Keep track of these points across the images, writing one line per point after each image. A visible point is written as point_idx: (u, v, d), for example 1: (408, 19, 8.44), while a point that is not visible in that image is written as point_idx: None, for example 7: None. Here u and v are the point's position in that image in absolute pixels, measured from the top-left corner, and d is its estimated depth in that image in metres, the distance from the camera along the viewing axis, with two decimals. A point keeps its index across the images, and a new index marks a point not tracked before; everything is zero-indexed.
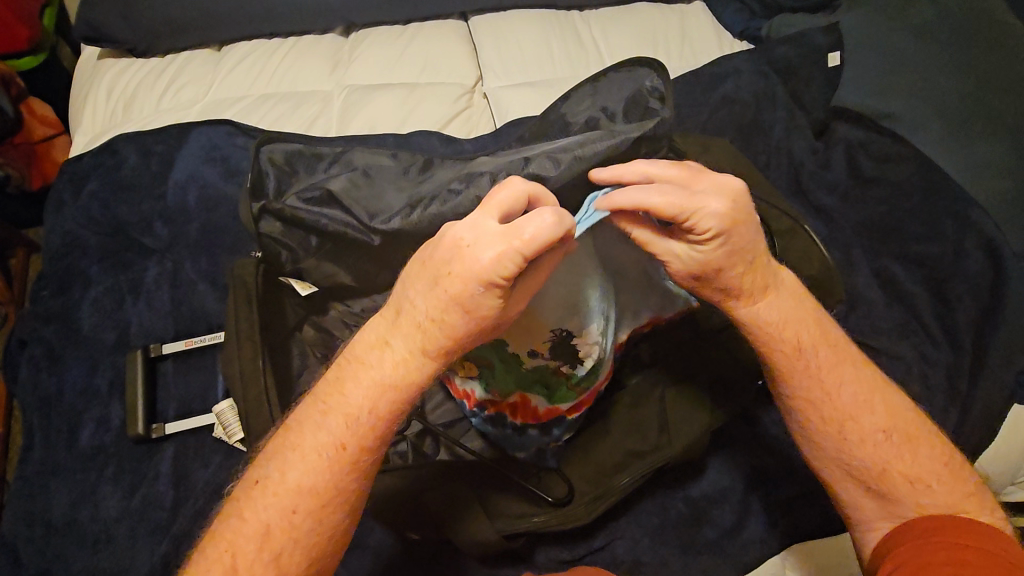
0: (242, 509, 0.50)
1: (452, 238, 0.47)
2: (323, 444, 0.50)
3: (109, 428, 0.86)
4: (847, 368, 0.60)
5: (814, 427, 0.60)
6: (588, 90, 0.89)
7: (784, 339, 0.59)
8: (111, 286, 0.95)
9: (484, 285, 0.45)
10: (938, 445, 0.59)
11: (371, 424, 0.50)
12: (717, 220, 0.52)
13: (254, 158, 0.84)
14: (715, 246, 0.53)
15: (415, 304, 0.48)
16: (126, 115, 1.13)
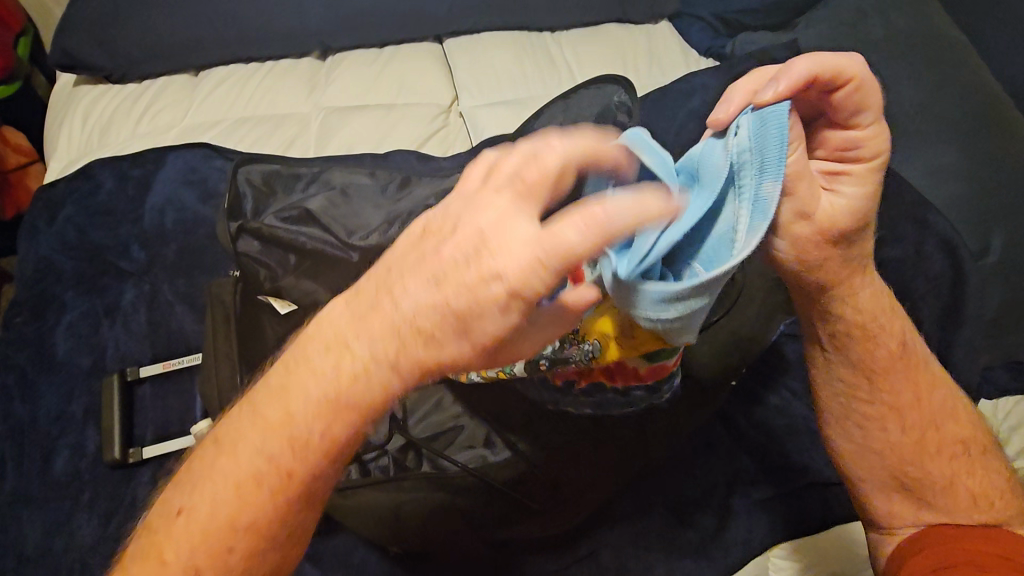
0: (160, 548, 0.41)
1: (478, 226, 0.38)
2: (259, 469, 0.40)
3: (84, 454, 0.85)
4: (922, 377, 0.62)
5: (892, 432, 0.61)
6: (559, 107, 0.93)
7: (884, 335, 0.60)
8: (87, 310, 0.94)
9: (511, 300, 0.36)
10: (994, 462, 0.63)
11: (317, 452, 0.40)
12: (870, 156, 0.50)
13: (231, 179, 0.85)
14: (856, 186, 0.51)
15: (398, 303, 0.38)
16: (102, 140, 1.13)
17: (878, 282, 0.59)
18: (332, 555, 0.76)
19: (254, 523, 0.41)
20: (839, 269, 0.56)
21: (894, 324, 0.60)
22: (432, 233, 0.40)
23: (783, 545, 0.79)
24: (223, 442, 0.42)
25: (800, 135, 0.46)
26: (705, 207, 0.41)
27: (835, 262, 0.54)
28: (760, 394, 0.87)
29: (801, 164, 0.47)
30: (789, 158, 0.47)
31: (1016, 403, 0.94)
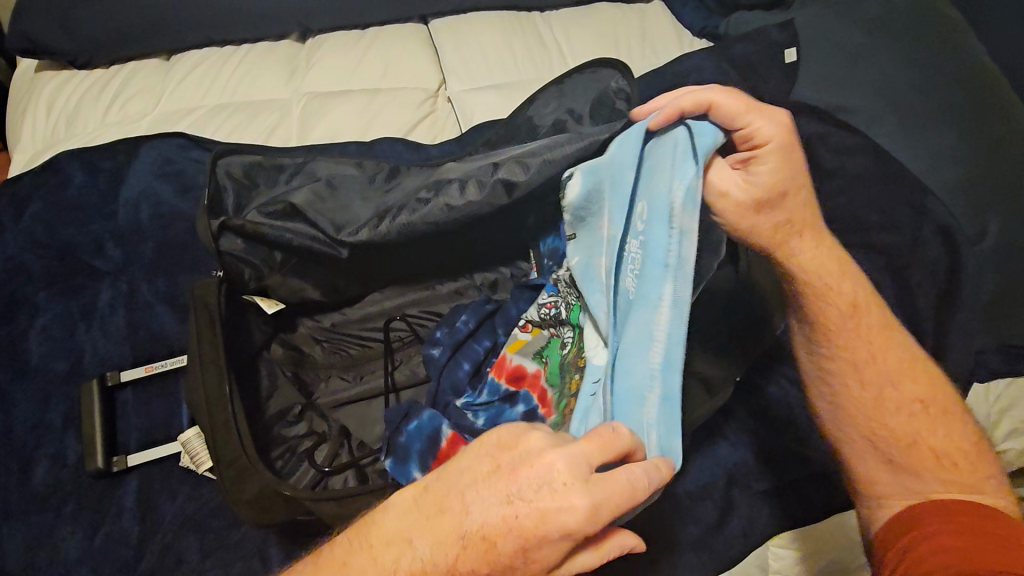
0: None
1: (538, 447, 0.49)
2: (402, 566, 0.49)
3: (65, 464, 0.81)
4: (888, 339, 0.68)
5: (852, 390, 0.68)
6: (554, 92, 0.89)
7: (834, 292, 0.67)
8: (61, 312, 0.89)
9: (408, 549, 0.49)
10: (965, 424, 0.67)
11: (465, 554, 0.48)
12: (772, 129, 0.62)
13: (211, 172, 0.80)
14: (766, 163, 0.63)
15: (414, 554, 0.49)
16: (69, 130, 1.07)
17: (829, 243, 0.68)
18: None
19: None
20: (775, 234, 0.65)
21: (847, 281, 0.68)
22: (431, 504, 0.50)
23: (784, 535, 0.79)
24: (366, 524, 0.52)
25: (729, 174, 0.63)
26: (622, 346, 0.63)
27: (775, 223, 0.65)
28: (759, 384, 0.86)
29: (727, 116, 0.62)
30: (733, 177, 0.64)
31: (1009, 385, 0.95)
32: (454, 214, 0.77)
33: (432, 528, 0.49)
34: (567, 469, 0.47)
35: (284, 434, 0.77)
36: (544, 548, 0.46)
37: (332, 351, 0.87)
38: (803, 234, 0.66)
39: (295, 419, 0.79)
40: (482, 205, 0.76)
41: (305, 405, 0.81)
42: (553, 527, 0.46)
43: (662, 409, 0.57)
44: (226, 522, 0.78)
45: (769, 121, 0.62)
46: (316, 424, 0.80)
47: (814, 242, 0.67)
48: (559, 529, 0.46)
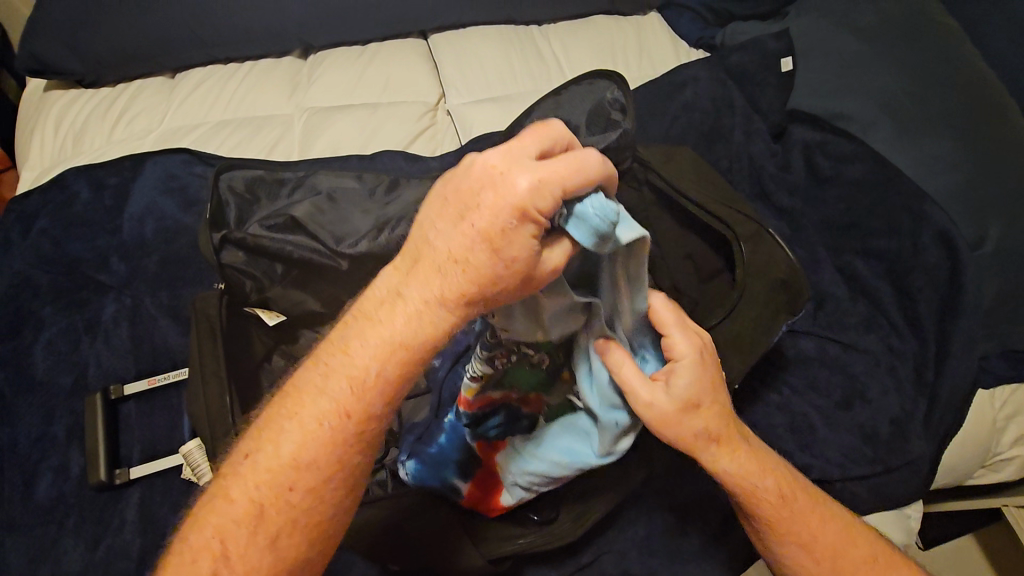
0: (228, 489, 0.50)
1: (482, 166, 0.44)
2: (339, 408, 0.49)
3: (68, 477, 0.81)
4: (774, 463, 0.63)
5: (800, 560, 0.63)
6: (550, 104, 0.90)
7: (758, 487, 0.61)
8: (66, 326, 0.91)
9: (367, 344, 0.48)
10: (872, 539, 0.66)
11: (397, 368, 0.48)
12: (684, 338, 0.57)
13: (213, 186, 0.82)
14: (682, 373, 0.57)
15: (354, 357, 0.49)
16: (76, 147, 1.09)
17: (717, 407, 0.59)
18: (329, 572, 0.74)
19: (326, 475, 0.49)
20: (717, 428, 0.59)
21: (766, 476, 0.62)
22: (389, 292, 0.49)
23: None
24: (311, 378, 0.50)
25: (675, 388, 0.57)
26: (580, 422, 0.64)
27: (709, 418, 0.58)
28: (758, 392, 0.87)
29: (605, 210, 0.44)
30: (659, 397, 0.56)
31: (1013, 391, 0.95)
32: None
33: (379, 343, 0.48)
34: (512, 218, 0.43)
35: None
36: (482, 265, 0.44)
37: None
38: (733, 451, 0.60)
39: None
40: None
41: None
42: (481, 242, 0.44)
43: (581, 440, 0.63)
44: None
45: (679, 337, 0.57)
46: None
47: (736, 455, 0.61)
48: (516, 264, 0.44)
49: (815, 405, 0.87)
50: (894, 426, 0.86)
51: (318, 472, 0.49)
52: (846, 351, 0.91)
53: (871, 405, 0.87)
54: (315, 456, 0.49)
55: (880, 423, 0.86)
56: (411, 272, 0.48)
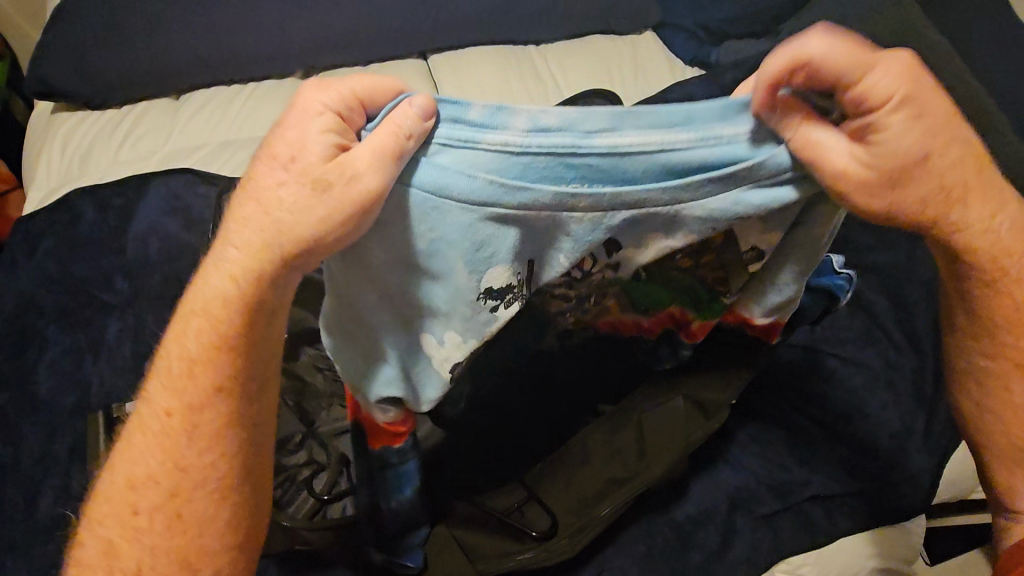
0: (101, 510, 0.50)
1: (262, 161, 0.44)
2: (178, 413, 0.49)
3: (70, 495, 0.82)
4: None
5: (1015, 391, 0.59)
6: None
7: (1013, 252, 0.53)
8: (70, 345, 0.92)
9: (196, 319, 0.48)
10: None
11: (216, 362, 0.47)
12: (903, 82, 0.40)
13: (217, 208, 0.84)
14: (900, 118, 0.40)
15: (186, 341, 0.48)
16: (82, 168, 1.11)
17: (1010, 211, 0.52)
18: None
19: (172, 478, 0.49)
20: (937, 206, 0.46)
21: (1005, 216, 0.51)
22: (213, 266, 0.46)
23: (789, 560, 0.78)
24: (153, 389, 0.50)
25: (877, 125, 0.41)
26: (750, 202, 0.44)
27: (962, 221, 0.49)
28: (757, 406, 0.87)
29: (858, 182, 0.42)
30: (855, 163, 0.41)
31: None
32: None
33: (207, 311, 0.47)
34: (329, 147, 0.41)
35: (284, 464, 0.75)
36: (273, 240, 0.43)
37: (333, 379, 0.81)
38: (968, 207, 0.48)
39: (295, 448, 0.77)
40: None
41: (306, 433, 0.77)
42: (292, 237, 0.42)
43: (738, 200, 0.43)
44: None
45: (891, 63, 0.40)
46: (316, 452, 0.77)
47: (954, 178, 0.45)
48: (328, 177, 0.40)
49: (815, 419, 0.87)
50: (894, 440, 0.85)
51: (185, 452, 0.49)
52: (844, 365, 0.91)
53: (871, 419, 0.87)
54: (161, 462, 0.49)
55: (879, 437, 0.86)
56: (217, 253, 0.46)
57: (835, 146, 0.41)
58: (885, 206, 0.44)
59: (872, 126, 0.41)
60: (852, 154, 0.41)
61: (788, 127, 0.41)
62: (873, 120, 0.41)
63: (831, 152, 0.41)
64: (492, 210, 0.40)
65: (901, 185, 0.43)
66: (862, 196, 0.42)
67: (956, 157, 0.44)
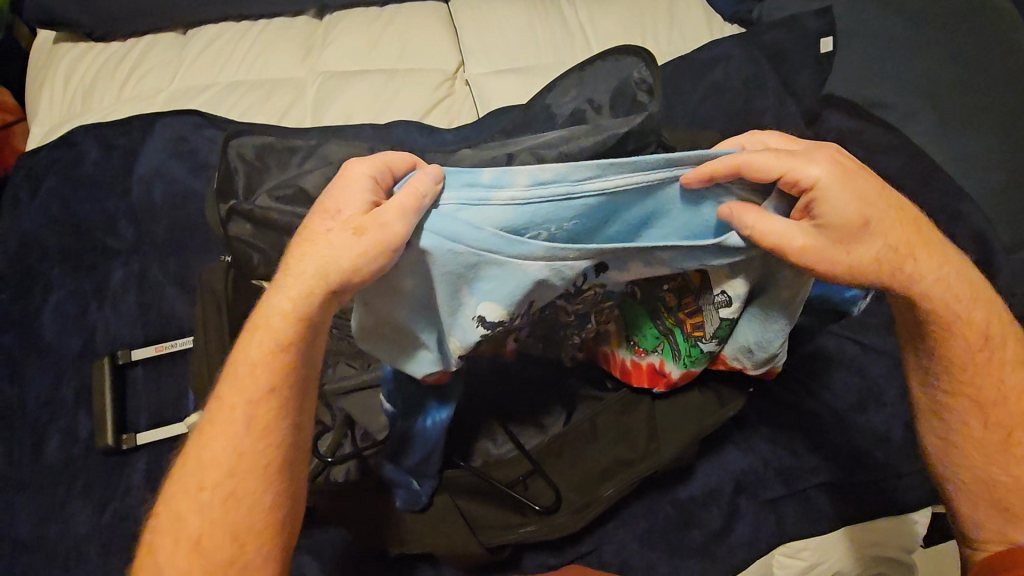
0: (159, 540, 0.49)
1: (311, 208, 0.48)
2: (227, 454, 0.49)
3: (76, 439, 0.82)
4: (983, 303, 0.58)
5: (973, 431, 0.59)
6: (573, 80, 0.88)
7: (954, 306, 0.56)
8: (74, 289, 0.90)
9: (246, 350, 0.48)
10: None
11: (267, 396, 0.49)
12: (826, 167, 0.50)
13: (222, 152, 0.80)
14: (831, 195, 0.50)
15: (238, 373, 0.49)
16: (85, 104, 1.07)
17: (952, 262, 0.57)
18: (328, 547, 0.75)
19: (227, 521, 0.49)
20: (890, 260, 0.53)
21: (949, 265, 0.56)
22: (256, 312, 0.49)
23: (790, 543, 0.78)
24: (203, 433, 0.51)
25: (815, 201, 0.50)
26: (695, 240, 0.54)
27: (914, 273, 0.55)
28: (771, 390, 0.84)
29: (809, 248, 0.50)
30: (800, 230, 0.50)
31: None
32: None
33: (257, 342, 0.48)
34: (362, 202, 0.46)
35: None
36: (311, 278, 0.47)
37: (339, 338, 0.80)
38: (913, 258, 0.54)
39: None
40: None
41: None
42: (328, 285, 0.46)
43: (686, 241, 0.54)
44: None
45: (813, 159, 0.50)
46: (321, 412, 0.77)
47: (895, 234, 0.53)
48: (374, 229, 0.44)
49: (830, 407, 0.84)
50: (909, 433, 0.83)
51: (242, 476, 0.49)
52: (864, 353, 0.88)
53: (886, 409, 0.84)
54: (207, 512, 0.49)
55: (893, 430, 0.83)
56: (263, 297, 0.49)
57: (781, 221, 0.50)
58: (842, 262, 0.52)
59: (813, 203, 0.50)
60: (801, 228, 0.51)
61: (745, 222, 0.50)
62: (813, 197, 0.50)
63: (787, 232, 0.50)
64: (498, 256, 0.45)
65: (849, 245, 0.52)
66: (817, 258, 0.51)
67: (892, 219, 0.53)
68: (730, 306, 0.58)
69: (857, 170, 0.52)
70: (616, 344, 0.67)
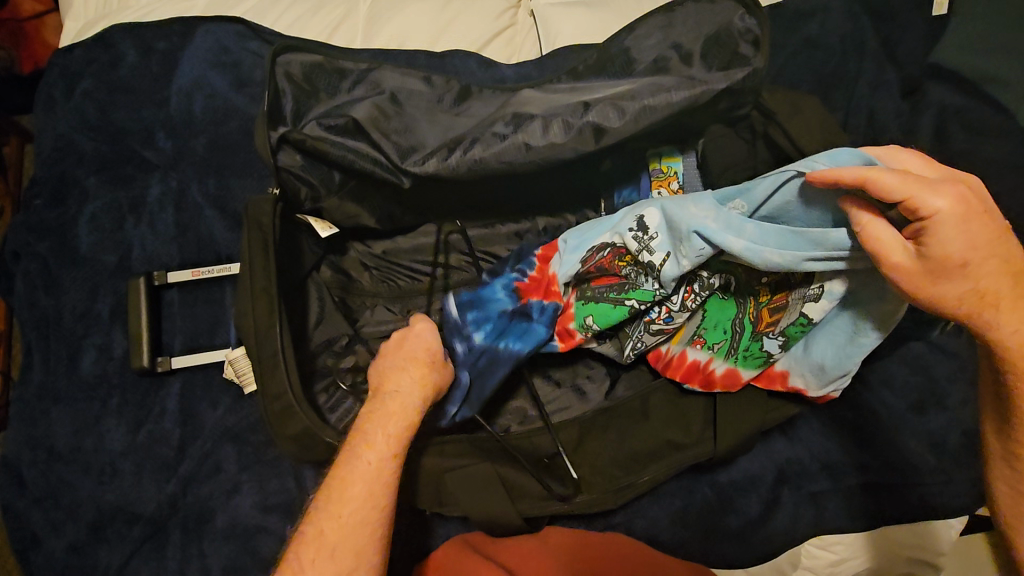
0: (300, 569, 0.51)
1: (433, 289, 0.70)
2: (335, 525, 0.52)
3: (111, 356, 0.81)
4: None
5: None
6: (660, 21, 0.77)
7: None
8: (110, 201, 0.87)
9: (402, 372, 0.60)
10: None
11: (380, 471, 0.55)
12: (952, 202, 0.46)
13: (270, 70, 0.73)
14: (946, 231, 0.46)
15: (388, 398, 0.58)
16: (122, 1, 0.99)
17: None
18: None
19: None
20: (988, 304, 0.49)
21: None
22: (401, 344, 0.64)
23: (823, 536, 0.77)
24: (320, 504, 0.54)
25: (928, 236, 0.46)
26: (793, 237, 0.53)
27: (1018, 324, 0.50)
28: None
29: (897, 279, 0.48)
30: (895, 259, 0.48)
31: None
32: (531, 156, 0.70)
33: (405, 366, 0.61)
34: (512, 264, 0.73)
35: (331, 366, 0.74)
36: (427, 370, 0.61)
37: (379, 280, 0.83)
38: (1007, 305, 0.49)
39: (342, 352, 0.76)
40: (566, 148, 0.70)
41: (352, 338, 0.77)
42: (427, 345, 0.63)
43: (783, 238, 0.54)
44: (263, 438, 0.78)
45: (941, 190, 0.46)
46: (362, 359, 0.77)
47: (997, 275, 0.48)
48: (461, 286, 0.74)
49: (889, 405, 0.79)
50: (966, 439, 0.78)
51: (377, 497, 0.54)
52: (931, 352, 0.82)
53: (947, 413, 0.79)
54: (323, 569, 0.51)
55: (950, 435, 0.79)
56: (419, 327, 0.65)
57: (885, 245, 0.48)
58: (925, 296, 0.48)
59: (923, 232, 0.47)
60: (902, 247, 0.48)
61: (857, 220, 0.50)
62: (926, 227, 0.46)
63: (882, 248, 0.48)
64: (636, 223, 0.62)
65: (947, 283, 0.47)
66: (903, 281, 0.48)
67: (991, 268, 0.48)
68: (818, 302, 0.57)
69: (987, 210, 0.47)
70: (674, 339, 0.68)
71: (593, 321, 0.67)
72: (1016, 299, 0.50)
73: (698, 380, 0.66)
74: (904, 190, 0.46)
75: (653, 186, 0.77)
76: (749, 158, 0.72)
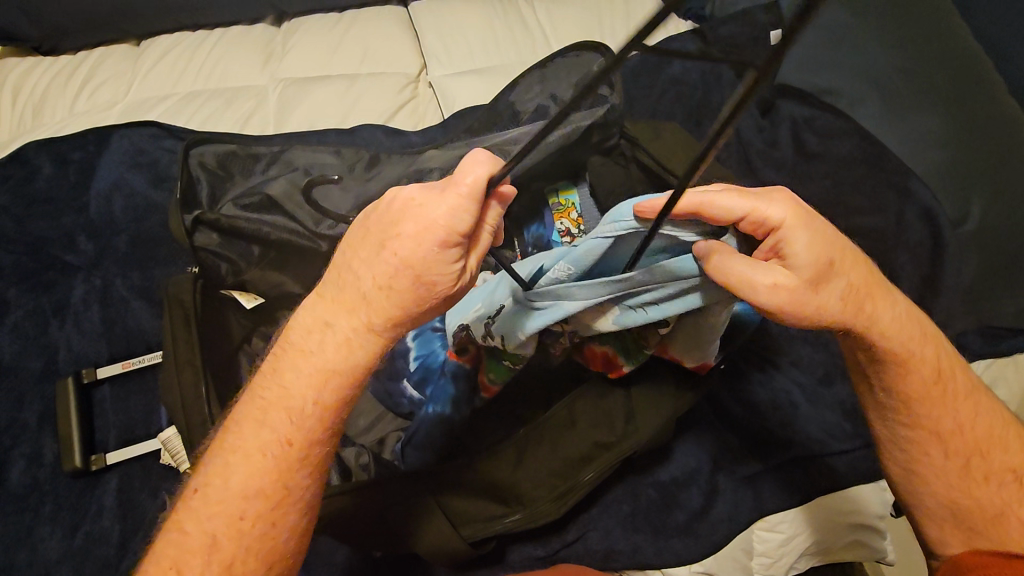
0: (227, 480, 0.49)
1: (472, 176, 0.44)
2: (276, 438, 0.48)
3: (42, 463, 0.79)
4: (929, 330, 0.60)
5: (931, 455, 0.60)
6: (535, 77, 0.88)
7: (914, 349, 0.58)
8: (33, 308, 0.87)
9: (443, 251, 0.45)
10: (997, 410, 0.62)
11: (291, 412, 0.48)
12: (787, 213, 0.52)
13: (183, 162, 0.79)
14: (799, 240, 0.51)
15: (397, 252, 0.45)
16: (37, 120, 1.03)
17: (906, 305, 0.59)
18: (313, 553, 0.76)
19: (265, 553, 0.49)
20: (852, 304, 0.54)
21: (901, 299, 0.59)
22: (416, 221, 0.45)
23: (767, 518, 0.80)
24: (230, 440, 0.50)
25: (791, 249, 0.51)
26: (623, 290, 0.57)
27: (888, 316, 0.57)
28: (743, 370, 0.86)
29: (788, 300, 0.51)
30: (773, 276, 0.51)
31: (1008, 366, 0.92)
32: None
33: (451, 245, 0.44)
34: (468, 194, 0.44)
35: None
36: (414, 291, 0.46)
37: None
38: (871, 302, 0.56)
39: None
40: None
41: None
42: (429, 241, 0.44)
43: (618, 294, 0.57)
44: None
45: (776, 205, 0.52)
46: None
47: (856, 274, 0.55)
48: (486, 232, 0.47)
49: (800, 383, 0.86)
50: None
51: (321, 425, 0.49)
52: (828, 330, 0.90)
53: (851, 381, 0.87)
54: (220, 554, 0.48)
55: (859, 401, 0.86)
56: (474, 171, 0.43)
57: (762, 269, 0.51)
58: (816, 305, 0.52)
59: (782, 244, 0.52)
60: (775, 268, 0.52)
61: (719, 257, 0.51)
62: (782, 238, 0.52)
63: (763, 268, 0.51)
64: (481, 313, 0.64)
65: (822, 289, 0.52)
66: (793, 298, 0.51)
67: (848, 266, 0.54)
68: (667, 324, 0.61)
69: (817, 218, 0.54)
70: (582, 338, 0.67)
71: (493, 375, 0.68)
72: (875, 288, 0.56)
73: (612, 376, 0.67)
74: (747, 209, 0.52)
75: (556, 218, 0.79)
76: (631, 181, 0.81)
